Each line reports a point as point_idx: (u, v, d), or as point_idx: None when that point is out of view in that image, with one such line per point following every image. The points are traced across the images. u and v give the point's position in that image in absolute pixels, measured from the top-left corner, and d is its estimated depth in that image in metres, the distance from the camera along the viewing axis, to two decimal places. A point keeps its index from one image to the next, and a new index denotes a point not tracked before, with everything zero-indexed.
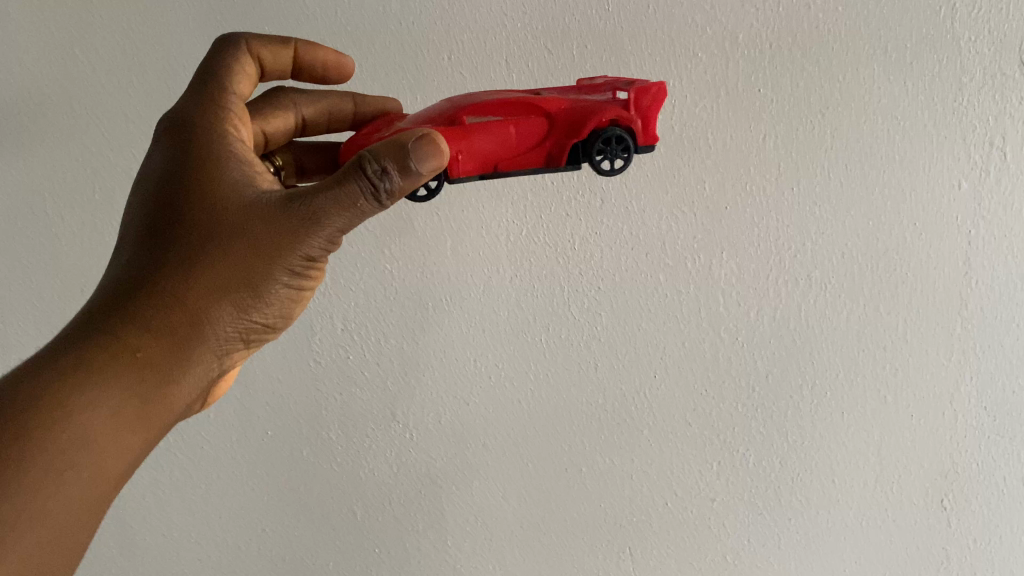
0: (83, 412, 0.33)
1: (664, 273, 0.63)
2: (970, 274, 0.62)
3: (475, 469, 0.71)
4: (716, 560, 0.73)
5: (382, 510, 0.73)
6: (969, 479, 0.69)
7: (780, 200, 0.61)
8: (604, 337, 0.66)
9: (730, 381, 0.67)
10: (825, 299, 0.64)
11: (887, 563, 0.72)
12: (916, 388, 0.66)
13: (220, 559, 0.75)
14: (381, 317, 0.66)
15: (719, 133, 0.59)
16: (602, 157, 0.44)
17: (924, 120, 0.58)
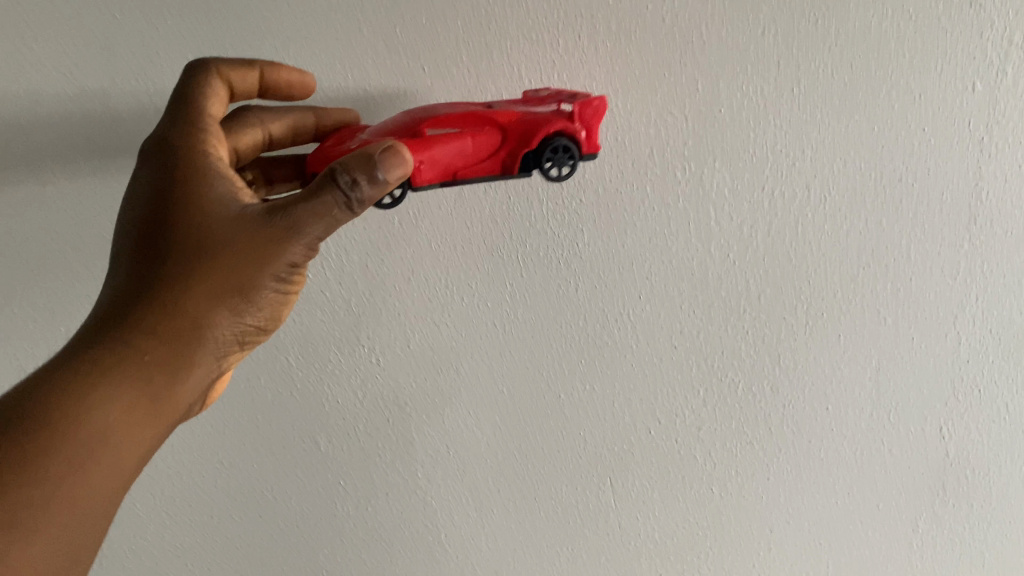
0: (102, 407, 0.40)
1: (652, 183, 0.57)
2: (982, 185, 0.57)
3: (447, 397, 0.67)
4: (702, 492, 0.71)
5: (348, 439, 0.69)
6: (969, 404, 0.65)
7: (780, 104, 0.54)
8: (585, 254, 0.60)
9: (720, 302, 0.62)
10: (825, 212, 0.58)
11: (878, 492, 0.70)
12: (918, 309, 0.62)
13: (175, 491, 0.72)
14: (342, 232, 0.59)
15: (713, 27, 0.52)
16: (550, 164, 0.48)
17: (938, 13, 0.51)
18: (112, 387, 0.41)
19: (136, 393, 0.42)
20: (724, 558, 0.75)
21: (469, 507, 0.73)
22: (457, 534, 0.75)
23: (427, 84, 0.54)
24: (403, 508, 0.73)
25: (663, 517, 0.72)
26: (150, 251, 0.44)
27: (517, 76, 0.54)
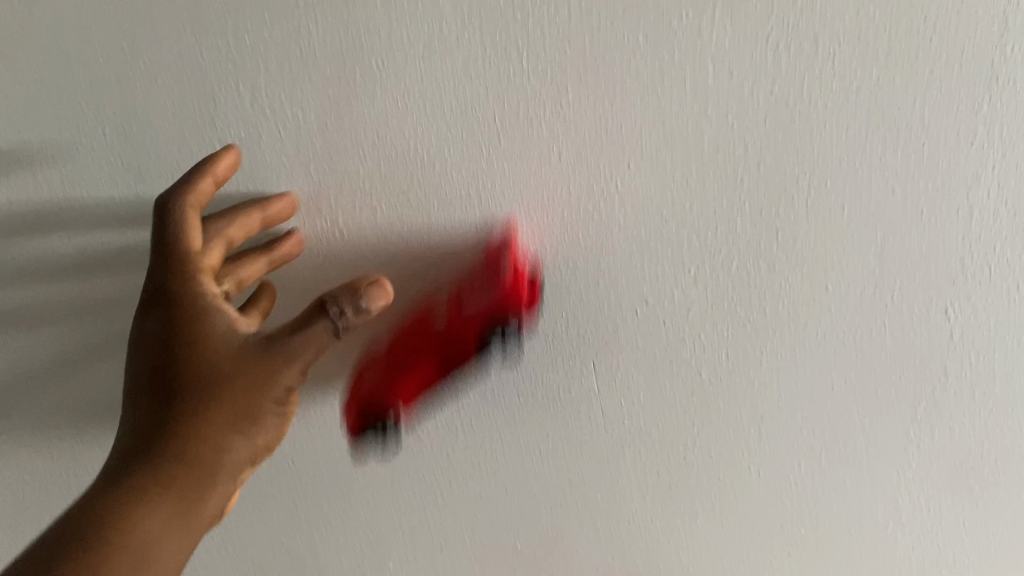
0: (148, 520, 0.50)
1: (645, 30, 0.52)
2: (1009, 35, 0.52)
3: (409, 275, 0.62)
4: (689, 379, 0.67)
5: (300, 323, 0.65)
6: (981, 286, 0.61)
7: None
8: (568, 110, 0.55)
9: (715, 167, 0.57)
10: (833, 68, 0.53)
11: (876, 381, 0.67)
12: (931, 178, 0.57)
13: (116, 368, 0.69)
14: (296, 85, 0.56)
15: None
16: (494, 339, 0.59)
17: None
18: (158, 505, 0.51)
19: (178, 498, 0.52)
20: (720, 480, 0.74)
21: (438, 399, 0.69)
22: (429, 426, 0.71)
23: None
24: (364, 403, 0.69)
25: (651, 424, 0.70)
26: (157, 391, 0.53)
27: None
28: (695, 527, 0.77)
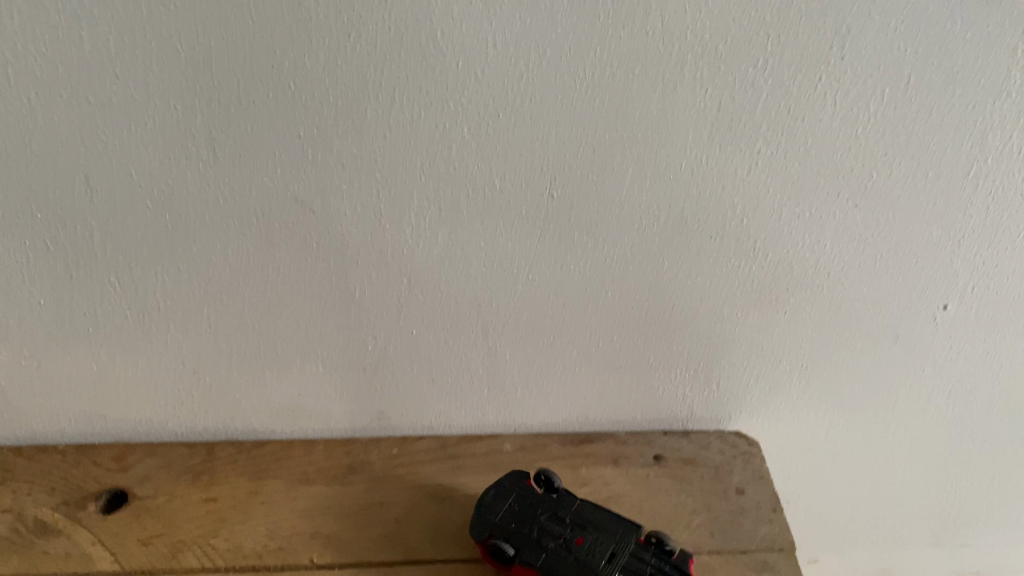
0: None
1: (844, 224, 0.63)
2: (940, 386, 0.75)
3: (485, 251, 0.63)
4: (766, 376, 0.74)
5: (363, 244, 0.61)
6: (968, 435, 0.79)
7: (892, 268, 0.66)
8: (676, 183, 0.60)
9: (805, 221, 0.62)
10: (895, 355, 0.72)
11: (911, 439, 0.80)
12: (922, 372, 0.74)
13: (170, 283, 0.63)
14: (481, 200, 0.59)
15: (913, 259, 0.65)
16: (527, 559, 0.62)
17: (972, 294, 0.68)
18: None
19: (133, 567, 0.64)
20: (800, 386, 0.75)
21: (520, 333, 0.69)
22: (505, 358, 0.71)
23: (549, 100, 0.55)
24: (439, 399, 0.74)
25: (734, 341, 0.71)
26: None
27: (776, 83, 0.55)
28: (768, 425, 0.78)
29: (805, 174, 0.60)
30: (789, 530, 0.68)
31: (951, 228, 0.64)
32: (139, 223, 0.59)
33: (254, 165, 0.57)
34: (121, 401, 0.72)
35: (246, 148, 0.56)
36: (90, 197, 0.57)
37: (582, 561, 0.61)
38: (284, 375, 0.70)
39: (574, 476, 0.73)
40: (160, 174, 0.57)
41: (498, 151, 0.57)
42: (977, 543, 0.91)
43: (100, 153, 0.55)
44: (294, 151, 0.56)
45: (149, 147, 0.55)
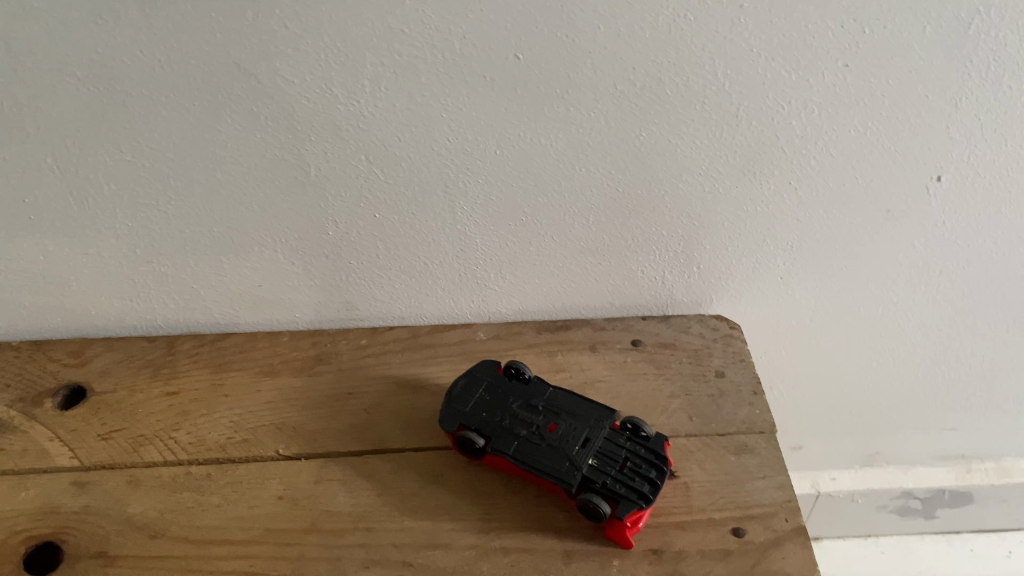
0: (42, 476, 0.61)
1: (836, 94, 0.58)
2: (928, 264, 0.72)
3: (449, 124, 0.58)
4: (750, 255, 0.71)
5: (316, 116, 0.57)
6: (955, 316, 0.77)
7: (884, 140, 0.62)
8: (654, 47, 0.55)
9: (793, 89, 0.58)
10: (883, 231, 0.69)
11: (896, 319, 0.77)
12: (911, 248, 0.71)
13: (111, 163, 0.59)
14: (442, 68, 0.55)
15: (907, 131, 0.61)
16: (496, 447, 0.60)
17: (967, 167, 0.64)
18: (71, 471, 0.61)
19: (94, 462, 0.62)
20: (783, 266, 0.72)
21: (490, 216, 0.65)
22: (476, 243, 0.67)
23: None
24: (408, 288, 0.71)
25: (715, 219, 0.67)
26: None
27: None
28: (751, 307, 0.76)
29: (796, 41, 0.55)
30: (769, 413, 0.67)
31: (951, 100, 0.59)
32: (73, 99, 0.54)
33: (191, 32, 0.52)
34: (75, 294, 0.68)
35: (180, 13, 0.50)
36: (12, 70, 0.52)
37: (555, 450, 0.60)
38: (242, 263, 0.67)
39: (550, 363, 0.70)
40: (86, 43, 0.51)
41: (458, 13, 0.52)
42: (964, 427, 0.90)
43: (17, 18, 0.50)
44: (233, 15, 0.51)
45: (72, 13, 0.50)
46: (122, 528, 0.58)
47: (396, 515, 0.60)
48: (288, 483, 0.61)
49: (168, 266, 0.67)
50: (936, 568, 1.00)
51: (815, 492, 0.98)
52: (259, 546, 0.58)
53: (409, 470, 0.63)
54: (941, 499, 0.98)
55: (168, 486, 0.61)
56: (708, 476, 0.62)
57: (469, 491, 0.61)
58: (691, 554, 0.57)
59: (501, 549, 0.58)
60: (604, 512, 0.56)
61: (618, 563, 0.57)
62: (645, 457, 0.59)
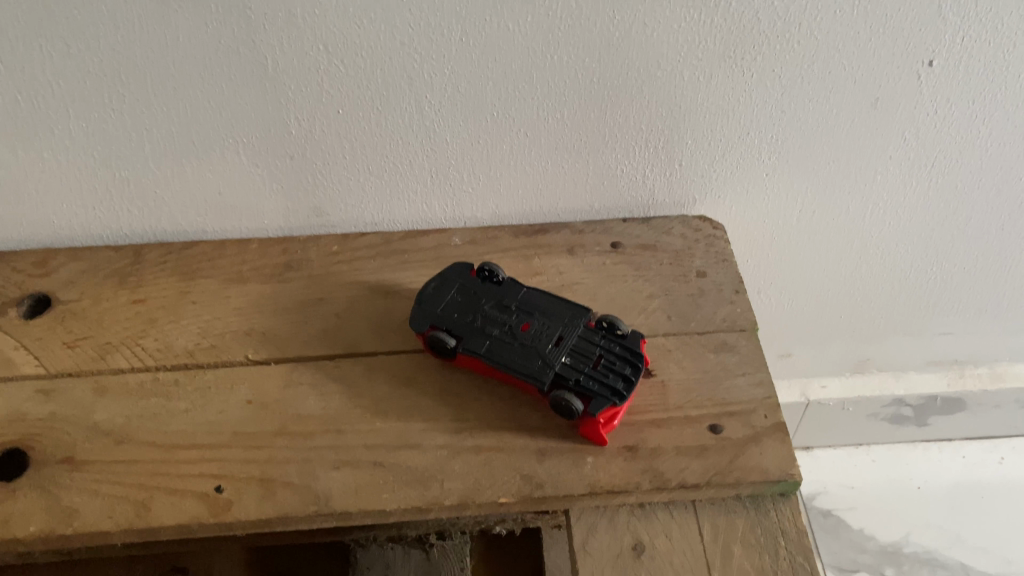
0: (7, 386, 0.60)
1: None
2: (919, 157, 0.69)
3: (409, 9, 0.55)
4: (732, 150, 0.68)
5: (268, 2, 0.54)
6: (947, 212, 0.75)
7: (873, 21, 0.58)
8: None
9: None
10: (872, 122, 0.66)
11: (885, 218, 0.75)
12: (901, 139, 0.68)
13: (57, 59, 0.56)
14: None
15: (898, 10, 0.58)
16: (463, 345, 0.58)
17: (961, 50, 0.61)
18: (36, 380, 0.60)
19: (58, 371, 0.61)
20: (767, 162, 0.69)
21: (459, 110, 0.62)
22: (446, 141, 0.65)
23: None
24: (378, 193, 0.68)
25: (695, 109, 0.64)
26: None
27: None
28: (735, 207, 0.73)
29: None
30: (750, 311, 0.65)
31: None
32: None
33: None
34: (35, 202, 0.66)
35: None
36: None
37: (527, 349, 0.58)
38: (205, 166, 0.64)
39: (526, 266, 0.68)
40: None
41: None
42: (956, 331, 0.88)
43: None
44: None
45: None
46: (89, 434, 0.57)
47: (366, 417, 0.58)
48: (257, 388, 0.60)
49: (127, 172, 0.64)
50: (926, 474, 0.99)
51: (805, 400, 0.96)
52: (228, 449, 0.57)
53: (380, 374, 0.61)
54: (933, 407, 0.97)
55: (135, 393, 0.60)
56: (685, 374, 0.61)
57: (441, 392, 0.60)
58: (667, 451, 0.57)
59: (473, 448, 0.57)
60: (576, 409, 0.55)
61: (592, 460, 0.56)
62: (619, 354, 0.58)
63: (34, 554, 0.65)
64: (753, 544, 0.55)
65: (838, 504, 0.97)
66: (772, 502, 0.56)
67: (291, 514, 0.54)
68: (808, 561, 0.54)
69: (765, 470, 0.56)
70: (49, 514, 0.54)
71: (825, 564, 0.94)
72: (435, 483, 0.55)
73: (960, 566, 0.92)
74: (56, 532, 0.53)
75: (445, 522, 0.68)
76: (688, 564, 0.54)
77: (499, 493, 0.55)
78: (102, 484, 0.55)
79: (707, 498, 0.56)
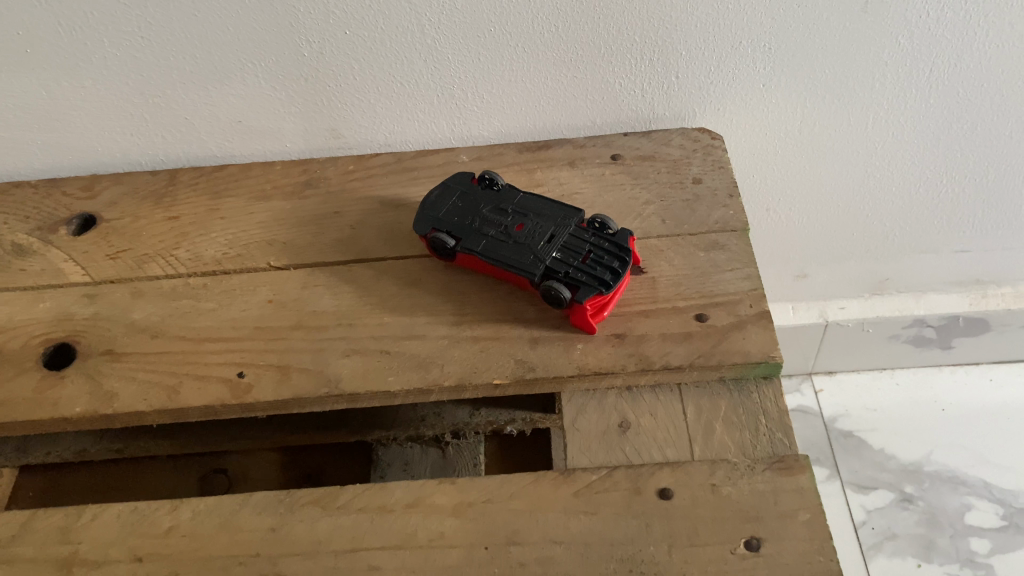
0: (57, 291, 0.67)
1: None
2: (917, 60, 0.70)
3: None
4: (727, 57, 0.70)
5: None
6: (950, 119, 0.75)
7: None
8: None
9: None
10: (865, 25, 0.67)
11: (886, 125, 0.76)
12: (896, 42, 0.68)
13: None
14: None
15: None
16: (460, 244, 0.63)
17: None
18: (81, 286, 0.67)
19: (101, 278, 0.67)
20: (763, 71, 0.71)
21: (457, 27, 0.66)
22: (449, 59, 0.69)
23: None
24: (391, 112, 0.73)
25: (685, 19, 0.66)
26: None
27: None
28: (734, 119, 0.75)
29: None
30: (743, 213, 0.67)
31: None
32: None
33: None
34: (79, 129, 0.72)
35: None
36: None
37: (521, 246, 0.62)
38: (228, 89, 0.70)
39: (529, 179, 0.72)
40: None
41: None
42: (973, 247, 0.90)
43: None
44: None
45: None
46: (127, 330, 0.64)
47: (374, 313, 0.63)
48: (277, 289, 0.65)
49: (159, 98, 0.70)
50: (951, 397, 1.01)
51: (823, 321, 0.99)
52: (249, 341, 0.62)
53: (388, 275, 0.66)
54: (955, 329, 0.98)
55: (168, 295, 0.66)
56: (675, 270, 0.64)
57: (444, 289, 0.64)
58: (653, 338, 0.60)
59: (471, 337, 0.61)
60: (564, 298, 0.58)
61: (581, 346, 0.60)
62: (608, 249, 0.61)
63: (90, 451, 0.71)
64: (735, 422, 0.57)
65: (859, 425, 1.00)
66: (755, 385, 0.59)
67: (305, 395, 0.59)
68: (786, 437, 0.56)
69: (747, 354, 0.59)
70: (92, 396, 0.60)
71: (845, 481, 0.97)
72: (435, 367, 0.59)
73: (982, 484, 0.94)
74: (98, 412, 0.59)
75: (459, 421, 0.71)
76: (670, 438, 0.57)
77: (494, 377, 0.59)
78: (138, 372, 0.61)
79: (692, 382, 0.59)
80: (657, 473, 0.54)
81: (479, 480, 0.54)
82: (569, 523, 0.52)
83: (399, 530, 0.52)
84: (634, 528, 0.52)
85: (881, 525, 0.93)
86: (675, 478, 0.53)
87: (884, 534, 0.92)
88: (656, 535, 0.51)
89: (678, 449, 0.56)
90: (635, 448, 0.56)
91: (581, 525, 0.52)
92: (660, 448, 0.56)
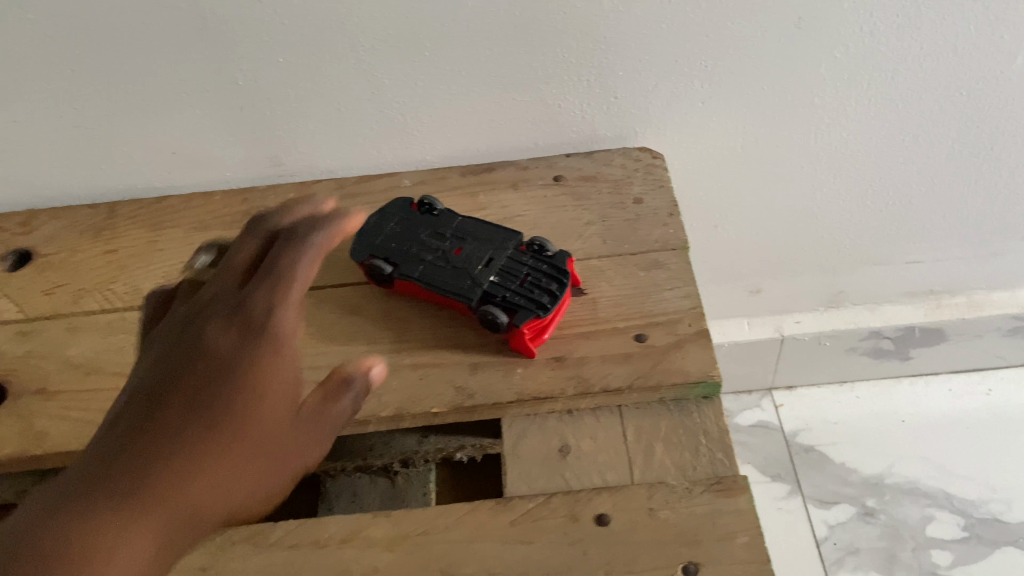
0: None
1: None
2: (856, 76, 0.70)
3: None
4: (666, 77, 0.69)
5: None
6: (892, 133, 0.76)
7: None
8: None
9: None
10: (800, 43, 0.67)
11: (829, 141, 0.76)
12: (834, 59, 0.68)
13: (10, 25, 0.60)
14: None
15: None
16: (396, 270, 0.62)
17: None
18: (15, 324, 0.66)
19: (35, 315, 0.66)
20: (703, 90, 0.71)
21: (392, 52, 0.66)
22: (387, 83, 0.68)
23: None
24: (331, 138, 0.73)
25: (621, 40, 0.66)
26: None
27: None
28: (676, 137, 0.75)
29: None
30: (683, 232, 0.67)
31: None
32: None
33: None
34: (16, 163, 0.72)
35: None
36: None
37: (459, 270, 0.61)
38: (165, 120, 0.69)
39: (471, 203, 0.71)
40: None
41: None
42: (924, 258, 0.91)
43: None
44: None
45: None
46: (60, 367, 0.62)
47: (312, 342, 0.62)
48: None
49: (94, 129, 0.69)
50: (911, 407, 1.03)
51: (779, 335, 1.01)
52: None
53: (328, 303, 0.65)
54: (912, 339, 1.00)
55: (104, 330, 0.65)
56: (616, 291, 0.63)
57: (383, 317, 0.63)
58: (592, 360, 0.59)
59: (410, 365, 0.60)
60: (502, 322, 0.58)
61: (520, 371, 0.59)
62: (546, 272, 0.61)
63: None
64: (675, 443, 0.57)
65: (820, 440, 1.02)
66: (695, 405, 0.59)
67: None
68: (727, 456, 0.56)
69: (687, 373, 0.58)
70: (21, 437, 0.58)
71: (808, 497, 0.98)
72: (372, 397, 0.59)
73: (943, 494, 0.96)
74: (28, 453, 0.58)
75: (408, 449, 0.71)
76: (611, 462, 0.56)
77: (431, 406, 0.58)
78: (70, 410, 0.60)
79: (633, 403, 0.59)
80: (594, 498, 0.53)
81: (415, 511, 0.53)
82: (506, 553, 0.51)
83: (333, 565, 0.51)
84: (571, 556, 0.51)
85: (843, 539, 0.94)
86: (613, 502, 0.53)
87: (846, 549, 0.94)
88: (592, 562, 0.50)
89: (618, 472, 0.55)
90: (575, 473, 0.56)
91: (518, 555, 0.51)
92: (600, 471, 0.56)
